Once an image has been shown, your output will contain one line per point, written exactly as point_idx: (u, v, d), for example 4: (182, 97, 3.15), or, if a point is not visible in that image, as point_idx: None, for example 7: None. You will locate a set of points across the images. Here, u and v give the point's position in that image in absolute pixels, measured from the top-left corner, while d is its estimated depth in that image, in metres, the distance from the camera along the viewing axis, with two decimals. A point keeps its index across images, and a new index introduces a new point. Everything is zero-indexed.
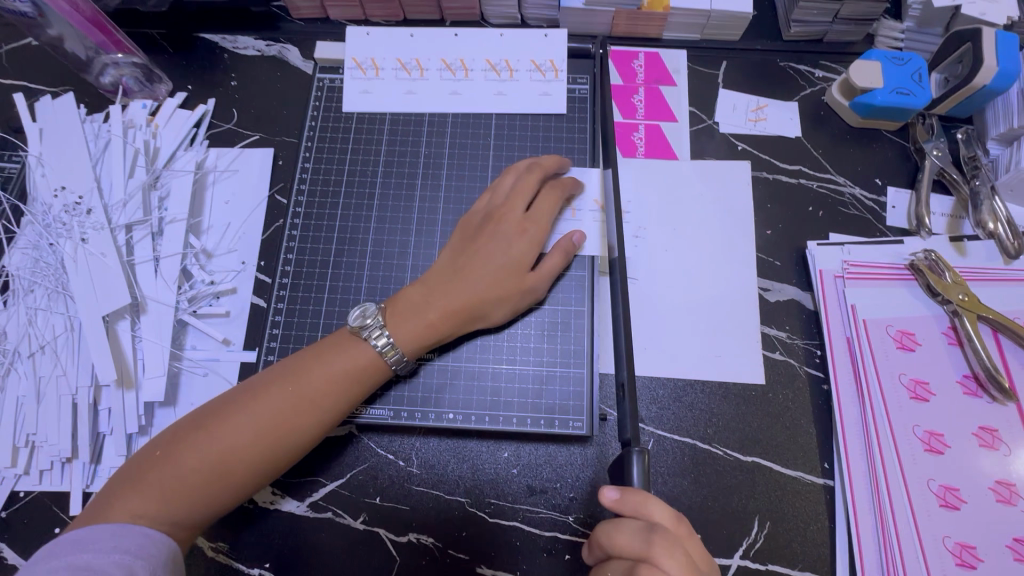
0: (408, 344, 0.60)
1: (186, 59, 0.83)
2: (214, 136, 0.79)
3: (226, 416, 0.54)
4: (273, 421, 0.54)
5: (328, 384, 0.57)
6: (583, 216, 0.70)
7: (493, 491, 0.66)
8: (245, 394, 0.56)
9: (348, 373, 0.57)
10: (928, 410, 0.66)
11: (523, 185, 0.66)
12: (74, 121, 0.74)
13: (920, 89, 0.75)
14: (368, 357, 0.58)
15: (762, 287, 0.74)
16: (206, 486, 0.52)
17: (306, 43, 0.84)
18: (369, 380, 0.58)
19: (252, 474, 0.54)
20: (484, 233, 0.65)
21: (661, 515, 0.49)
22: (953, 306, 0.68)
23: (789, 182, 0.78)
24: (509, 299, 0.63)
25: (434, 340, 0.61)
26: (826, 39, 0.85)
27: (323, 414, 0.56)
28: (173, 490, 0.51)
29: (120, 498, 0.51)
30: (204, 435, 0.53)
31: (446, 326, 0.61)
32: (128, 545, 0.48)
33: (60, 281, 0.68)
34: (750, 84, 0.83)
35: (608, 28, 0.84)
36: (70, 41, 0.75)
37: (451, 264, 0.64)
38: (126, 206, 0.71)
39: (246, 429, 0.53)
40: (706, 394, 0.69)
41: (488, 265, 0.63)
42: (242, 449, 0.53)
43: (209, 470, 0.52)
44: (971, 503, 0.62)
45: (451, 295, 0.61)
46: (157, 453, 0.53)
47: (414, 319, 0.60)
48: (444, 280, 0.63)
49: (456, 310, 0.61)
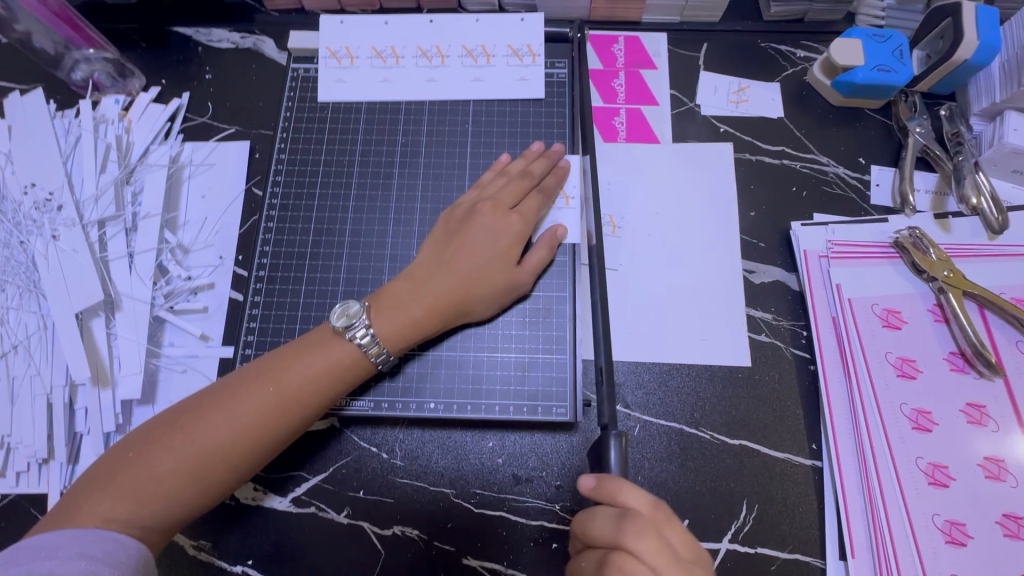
0: (390, 338, 0.59)
1: (159, 53, 0.82)
2: (189, 130, 0.78)
3: (200, 415, 0.53)
4: (248, 420, 0.53)
5: (305, 382, 0.55)
6: (562, 204, 0.69)
7: (478, 481, 0.65)
8: (220, 393, 0.54)
9: (327, 369, 0.56)
10: (915, 388, 0.65)
11: (512, 185, 0.66)
12: (44, 117, 0.72)
13: (901, 66, 0.74)
14: (346, 352, 0.57)
15: (747, 269, 0.73)
16: (180, 486, 0.51)
17: (280, 34, 0.83)
18: (347, 377, 0.57)
19: (229, 474, 0.53)
20: (470, 225, 0.63)
21: (636, 501, 0.47)
22: (938, 283, 0.68)
23: (772, 164, 0.78)
24: (494, 295, 0.62)
25: (417, 337, 0.60)
26: (807, 19, 0.84)
27: (301, 412, 0.55)
28: (146, 491, 0.50)
29: (90, 500, 0.50)
30: (177, 435, 0.52)
31: (430, 321, 0.60)
32: (93, 551, 0.46)
33: (32, 279, 0.66)
34: (731, 66, 0.82)
35: (587, 12, 0.83)
36: (38, 37, 0.74)
37: (435, 257, 0.63)
38: (98, 202, 0.69)
39: (221, 428, 0.52)
40: (692, 378, 0.69)
41: (474, 260, 0.62)
42: (217, 449, 0.52)
43: (183, 470, 0.51)
44: (959, 480, 0.62)
45: (436, 290, 0.60)
46: (130, 454, 0.52)
47: (396, 313, 0.59)
48: (428, 274, 0.61)
49: (440, 305, 0.60)
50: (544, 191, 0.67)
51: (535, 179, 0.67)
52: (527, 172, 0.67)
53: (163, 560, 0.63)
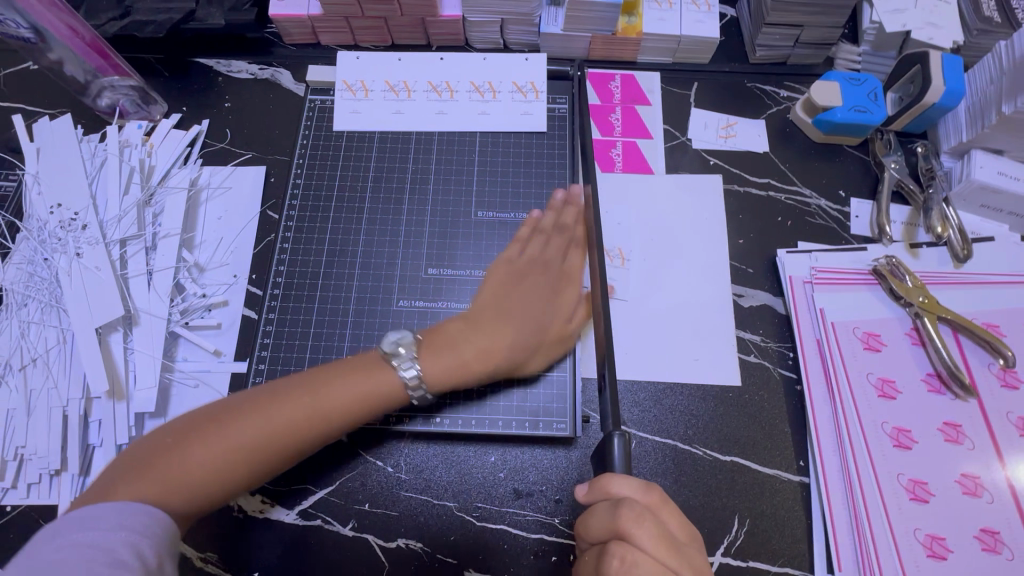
0: (436, 378, 0.62)
1: (181, 82, 0.87)
2: (208, 155, 0.82)
3: (238, 416, 0.55)
4: (288, 424, 0.56)
5: (342, 404, 0.58)
6: (619, 265, 0.77)
7: (480, 495, 0.67)
8: (258, 399, 0.57)
9: (367, 394, 0.59)
10: (895, 407, 0.69)
11: (553, 242, 0.70)
12: (72, 141, 0.76)
13: (876, 107, 0.80)
14: (392, 383, 0.60)
15: (736, 293, 0.77)
16: (213, 479, 0.53)
17: (297, 67, 0.88)
18: (380, 402, 0.60)
19: (263, 467, 0.55)
20: (527, 280, 0.68)
21: (630, 491, 0.50)
22: (915, 308, 0.72)
23: (758, 195, 0.83)
24: (541, 350, 0.67)
25: (465, 377, 0.63)
26: (789, 62, 0.90)
27: (334, 426, 0.58)
28: (182, 478, 0.52)
29: (127, 482, 0.51)
30: (216, 431, 0.54)
31: (477, 367, 0.63)
32: (132, 523, 0.47)
33: (54, 295, 0.69)
34: (719, 104, 0.88)
35: (586, 52, 0.89)
36: (69, 66, 0.77)
37: (494, 308, 0.66)
38: (120, 222, 0.73)
39: (256, 431, 0.54)
40: (685, 397, 0.72)
41: (527, 310, 0.66)
42: (253, 448, 0.54)
43: (219, 463, 0.53)
44: (939, 496, 0.65)
45: (482, 341, 0.64)
46: (169, 441, 0.54)
47: (448, 354, 0.63)
48: (485, 323, 0.65)
49: (488, 354, 0.64)
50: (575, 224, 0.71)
51: (569, 232, 0.71)
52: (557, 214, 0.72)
53: None
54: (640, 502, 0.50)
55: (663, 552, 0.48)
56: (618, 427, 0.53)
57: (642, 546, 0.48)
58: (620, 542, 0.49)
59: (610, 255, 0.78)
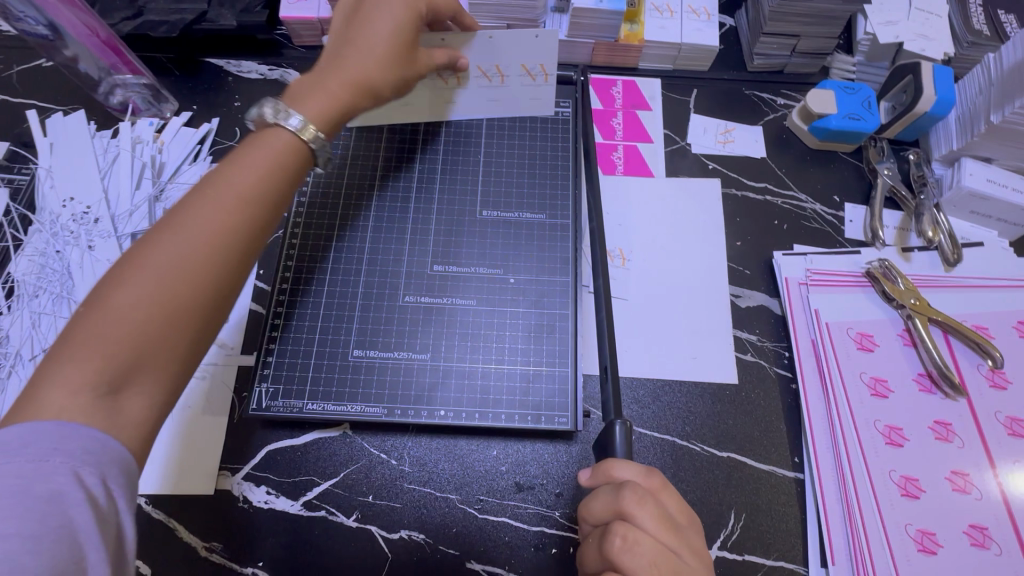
0: (318, 117, 0.56)
1: (193, 81, 0.88)
2: (217, 152, 0.83)
3: (145, 245, 0.45)
4: (208, 223, 0.47)
5: (259, 173, 0.51)
6: (540, 82, 0.76)
7: (482, 487, 0.69)
8: (166, 214, 0.47)
9: (276, 151, 0.53)
10: (888, 406, 0.71)
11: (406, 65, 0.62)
12: (86, 137, 0.78)
13: (871, 114, 0.83)
14: (284, 140, 0.53)
15: (733, 294, 0.79)
16: (142, 328, 0.43)
17: (306, 68, 0.90)
18: (300, 159, 0.54)
19: (199, 308, 0.46)
20: (365, 2, 0.62)
21: (631, 474, 0.53)
22: (906, 310, 0.74)
23: (755, 199, 0.85)
24: (388, 72, 0.61)
25: (343, 113, 0.59)
26: (786, 71, 0.93)
27: (264, 204, 0.51)
28: (107, 345, 0.42)
29: (37, 378, 0.40)
30: (123, 278, 0.44)
31: (350, 95, 0.59)
32: (71, 447, 0.39)
33: (65, 286, 0.70)
34: (718, 111, 0.91)
35: (589, 58, 0.91)
36: (84, 62, 0.78)
37: (336, 46, 0.61)
38: (131, 216, 0.74)
39: (177, 236, 0.46)
40: (683, 394, 0.74)
41: (370, 29, 0.61)
42: (181, 297, 0.45)
43: (143, 321, 0.43)
44: (929, 492, 0.67)
45: (342, 69, 0.59)
46: (69, 322, 0.43)
47: (317, 92, 0.57)
48: (331, 59, 0.60)
49: (356, 82, 0.59)
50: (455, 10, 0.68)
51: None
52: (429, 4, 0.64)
53: (173, 562, 0.65)
54: (641, 484, 0.52)
55: (664, 532, 0.50)
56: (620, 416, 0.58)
57: (643, 525, 0.49)
58: (621, 522, 0.50)
59: (531, 72, 0.75)
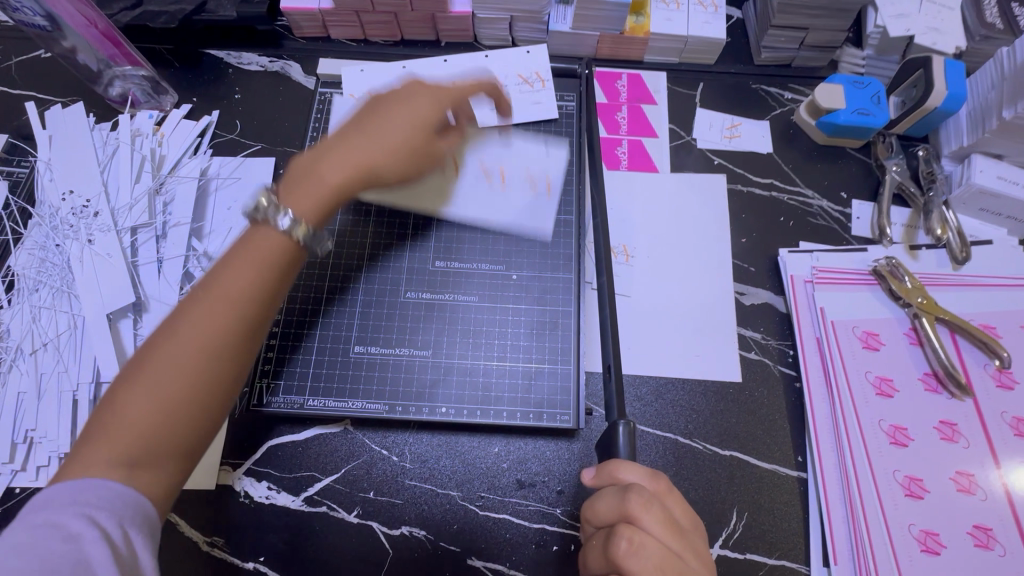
0: (305, 209, 0.52)
1: (192, 73, 0.87)
2: (218, 145, 0.83)
3: (146, 348, 0.46)
4: (192, 345, 0.46)
5: (245, 283, 0.49)
6: (538, 88, 0.82)
7: (483, 484, 0.68)
8: (166, 315, 0.48)
9: (270, 247, 0.51)
10: (893, 406, 0.70)
11: (424, 106, 0.60)
12: (84, 129, 0.77)
13: (880, 110, 0.81)
14: (270, 243, 0.51)
15: (738, 292, 0.78)
16: (138, 435, 0.44)
17: (307, 60, 0.89)
18: (289, 247, 0.51)
19: (181, 422, 0.45)
20: (385, 108, 0.58)
21: (637, 476, 0.53)
22: (913, 309, 0.74)
23: (761, 195, 0.84)
24: (396, 164, 0.57)
25: (334, 203, 0.54)
26: (794, 64, 0.91)
27: (251, 300, 0.49)
28: (108, 445, 0.43)
29: (54, 474, 0.43)
30: (124, 380, 0.45)
31: (340, 188, 0.54)
32: (87, 498, 0.41)
33: (66, 281, 0.70)
34: (724, 105, 0.89)
35: (593, 50, 0.90)
36: (82, 54, 0.78)
37: (347, 129, 0.57)
38: (131, 210, 0.73)
39: (170, 341, 0.46)
40: (686, 392, 0.73)
41: (382, 134, 0.57)
42: (166, 422, 0.45)
43: (139, 427, 0.44)
44: (934, 493, 0.66)
45: (339, 152, 0.55)
46: (84, 420, 0.45)
47: (307, 190, 0.53)
48: (337, 141, 0.56)
49: (348, 173, 0.54)
50: (483, 82, 0.66)
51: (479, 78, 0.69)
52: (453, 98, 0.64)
53: (174, 557, 0.65)
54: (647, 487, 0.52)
55: (669, 535, 0.49)
56: (622, 417, 0.57)
57: (650, 529, 0.49)
58: (627, 524, 0.50)
59: (529, 81, 0.82)
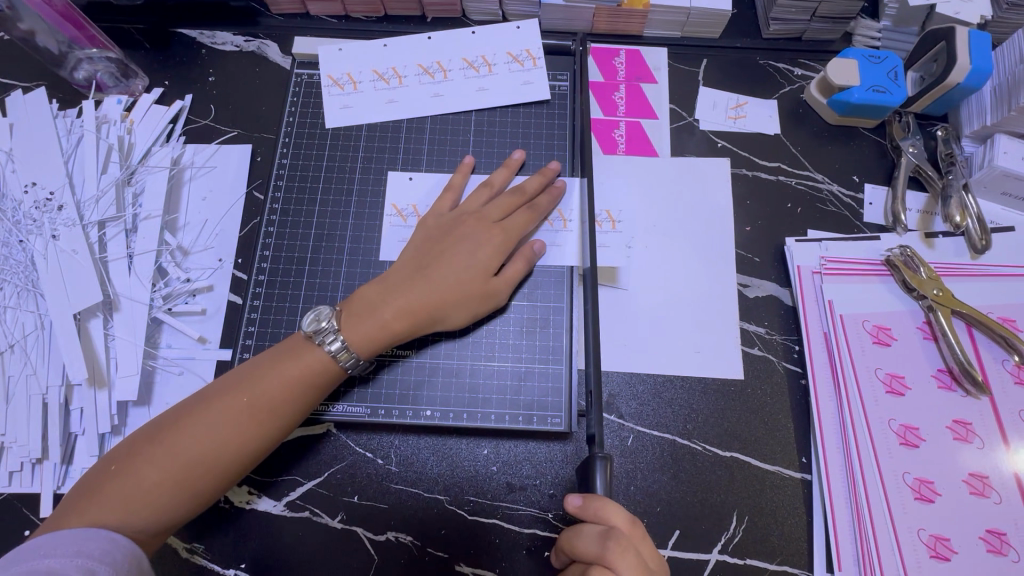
0: (361, 344, 0.59)
1: (162, 55, 0.82)
2: (191, 132, 0.78)
3: (184, 425, 0.54)
4: (239, 419, 0.55)
5: (293, 378, 0.57)
6: (529, 67, 0.76)
7: (472, 488, 0.65)
8: (212, 394, 0.56)
9: (304, 376, 0.57)
10: (904, 404, 0.67)
11: (485, 238, 0.65)
12: (46, 116, 0.73)
13: (897, 87, 0.75)
14: (317, 365, 0.58)
15: (741, 284, 0.74)
16: (156, 498, 0.52)
17: (284, 38, 0.84)
18: (321, 382, 0.58)
19: (219, 475, 0.54)
20: (452, 237, 0.65)
21: (619, 520, 0.51)
22: (928, 302, 0.69)
23: (768, 180, 0.79)
24: (464, 304, 0.63)
25: (389, 341, 0.61)
26: (805, 37, 0.85)
27: (281, 420, 0.56)
28: (127, 504, 0.51)
29: (74, 509, 0.50)
30: (161, 447, 0.53)
31: (401, 328, 0.61)
32: (90, 549, 0.47)
33: (30, 279, 0.67)
34: (729, 83, 0.84)
35: (589, 25, 0.84)
36: (41, 36, 0.74)
37: (414, 262, 0.64)
38: (98, 203, 0.70)
39: (208, 427, 0.54)
40: (686, 390, 0.70)
41: (444, 278, 0.62)
42: (203, 474, 0.54)
43: (158, 494, 0.52)
44: (945, 496, 0.63)
45: (403, 298, 0.61)
46: (114, 466, 0.53)
47: (369, 318, 0.60)
48: (402, 280, 0.62)
49: (411, 312, 0.61)
50: (535, 208, 0.67)
51: (527, 197, 0.68)
52: (519, 189, 0.68)
53: (153, 562, 0.63)
54: (625, 533, 0.51)
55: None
56: (600, 451, 0.52)
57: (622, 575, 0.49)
58: (600, 567, 0.50)
59: (519, 59, 0.77)
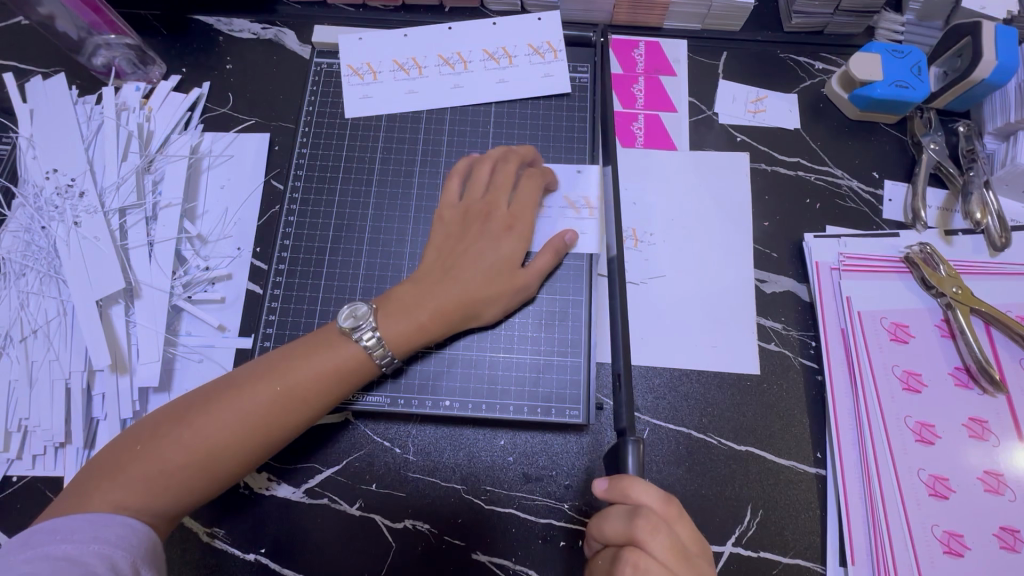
0: (396, 344, 0.60)
1: (180, 41, 0.82)
2: (209, 119, 0.78)
3: (210, 410, 0.54)
4: (263, 409, 0.55)
5: (318, 372, 0.57)
6: (550, 59, 0.76)
7: (489, 478, 0.66)
8: (238, 382, 0.56)
9: (332, 370, 0.58)
10: (920, 401, 0.67)
11: (512, 231, 0.65)
12: (66, 103, 0.73)
13: (920, 82, 0.74)
14: (343, 359, 0.58)
15: (759, 279, 0.74)
16: (180, 481, 0.53)
17: (302, 27, 0.83)
18: (347, 376, 0.58)
19: (240, 464, 0.55)
20: (478, 231, 0.65)
21: (646, 498, 0.51)
22: (946, 300, 0.69)
23: (787, 174, 0.78)
24: (496, 300, 0.63)
25: (423, 341, 0.62)
26: (827, 31, 0.84)
27: (305, 412, 0.57)
28: (151, 485, 0.52)
29: (98, 486, 0.51)
30: (187, 431, 0.53)
31: (435, 326, 0.62)
32: (107, 535, 0.48)
33: (52, 265, 0.67)
34: (750, 76, 0.83)
35: (609, 16, 0.83)
36: (61, 21, 0.74)
37: (442, 263, 0.64)
38: (119, 190, 0.70)
39: (233, 415, 0.54)
40: (701, 384, 0.70)
41: (473, 274, 0.63)
42: (224, 461, 0.54)
43: (181, 478, 0.53)
44: (960, 493, 0.63)
45: (436, 298, 0.62)
46: (139, 445, 0.53)
47: (403, 318, 0.61)
48: (433, 280, 0.63)
49: (445, 312, 0.61)
50: None
51: (550, 188, 0.68)
52: (541, 180, 0.68)
53: (174, 545, 0.64)
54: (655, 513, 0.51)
55: (675, 562, 0.49)
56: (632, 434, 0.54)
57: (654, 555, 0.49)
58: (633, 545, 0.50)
59: (540, 51, 0.76)
